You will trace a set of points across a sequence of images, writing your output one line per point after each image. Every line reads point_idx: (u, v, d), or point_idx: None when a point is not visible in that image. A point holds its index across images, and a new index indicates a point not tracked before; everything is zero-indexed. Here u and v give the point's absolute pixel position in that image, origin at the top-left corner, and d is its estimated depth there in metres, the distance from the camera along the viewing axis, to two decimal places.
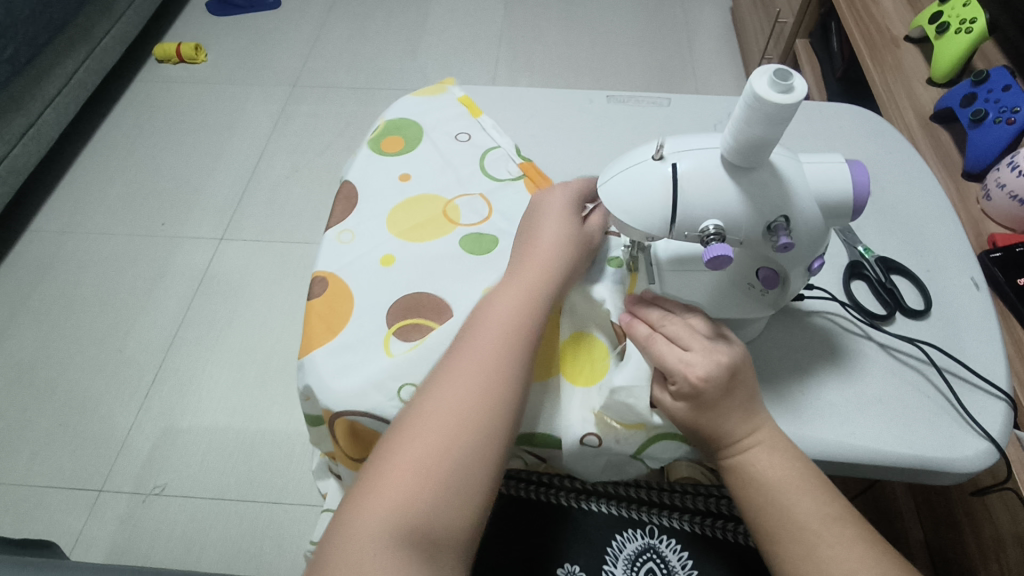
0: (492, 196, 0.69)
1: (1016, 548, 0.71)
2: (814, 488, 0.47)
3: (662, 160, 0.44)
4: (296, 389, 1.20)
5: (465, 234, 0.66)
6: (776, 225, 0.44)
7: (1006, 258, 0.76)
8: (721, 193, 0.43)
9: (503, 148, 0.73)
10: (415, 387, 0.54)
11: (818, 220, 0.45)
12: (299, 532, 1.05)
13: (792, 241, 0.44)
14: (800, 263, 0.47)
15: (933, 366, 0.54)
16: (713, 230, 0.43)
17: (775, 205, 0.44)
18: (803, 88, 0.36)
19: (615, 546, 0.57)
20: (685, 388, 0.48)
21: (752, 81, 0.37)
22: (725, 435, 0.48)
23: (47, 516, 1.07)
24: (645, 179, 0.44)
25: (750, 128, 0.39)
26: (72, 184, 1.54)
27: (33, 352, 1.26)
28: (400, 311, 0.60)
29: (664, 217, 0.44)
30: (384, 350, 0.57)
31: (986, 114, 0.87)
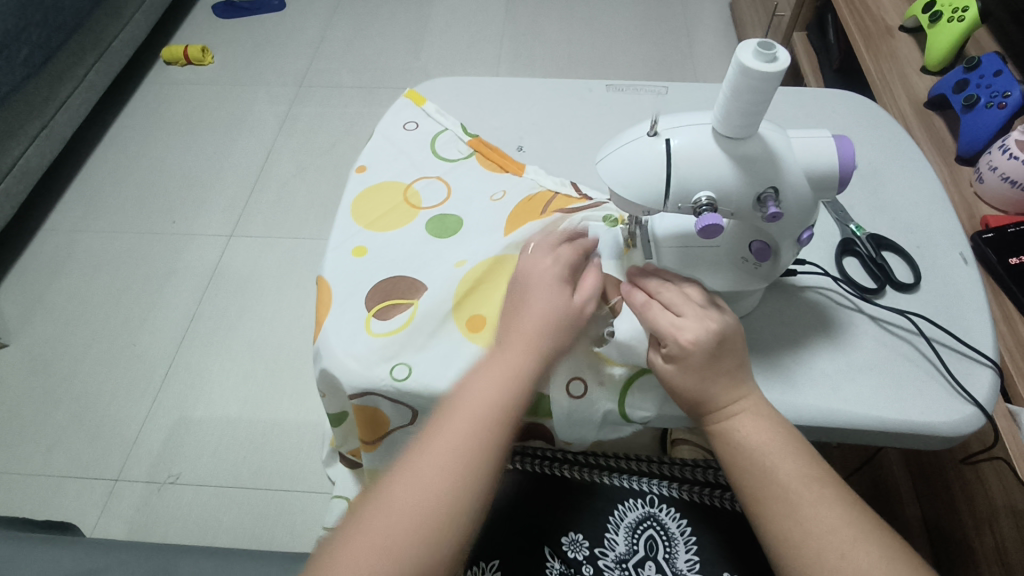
0: (448, 177, 0.70)
1: (1008, 519, 0.75)
2: (796, 454, 0.49)
3: (656, 136, 0.46)
4: (305, 379, 1.23)
5: (430, 217, 0.66)
6: (765, 195, 0.46)
7: (998, 239, 0.78)
8: (713, 165, 0.45)
9: (450, 131, 0.74)
10: (410, 366, 0.55)
11: (808, 191, 0.47)
12: (311, 518, 1.08)
13: (780, 212, 0.46)
14: (790, 235, 0.50)
15: (922, 337, 0.56)
16: (705, 201, 0.46)
17: (764, 177, 0.46)
18: (787, 58, 0.39)
19: (616, 514, 0.58)
20: (674, 351, 0.50)
21: (739, 53, 0.40)
22: (712, 399, 0.50)
23: (65, 504, 1.10)
24: (641, 155, 0.46)
25: (739, 99, 0.41)
26: (84, 184, 1.57)
27: (49, 347, 1.29)
28: (379, 293, 0.61)
29: (658, 189, 0.46)
30: (367, 332, 0.58)
31: (978, 100, 0.89)
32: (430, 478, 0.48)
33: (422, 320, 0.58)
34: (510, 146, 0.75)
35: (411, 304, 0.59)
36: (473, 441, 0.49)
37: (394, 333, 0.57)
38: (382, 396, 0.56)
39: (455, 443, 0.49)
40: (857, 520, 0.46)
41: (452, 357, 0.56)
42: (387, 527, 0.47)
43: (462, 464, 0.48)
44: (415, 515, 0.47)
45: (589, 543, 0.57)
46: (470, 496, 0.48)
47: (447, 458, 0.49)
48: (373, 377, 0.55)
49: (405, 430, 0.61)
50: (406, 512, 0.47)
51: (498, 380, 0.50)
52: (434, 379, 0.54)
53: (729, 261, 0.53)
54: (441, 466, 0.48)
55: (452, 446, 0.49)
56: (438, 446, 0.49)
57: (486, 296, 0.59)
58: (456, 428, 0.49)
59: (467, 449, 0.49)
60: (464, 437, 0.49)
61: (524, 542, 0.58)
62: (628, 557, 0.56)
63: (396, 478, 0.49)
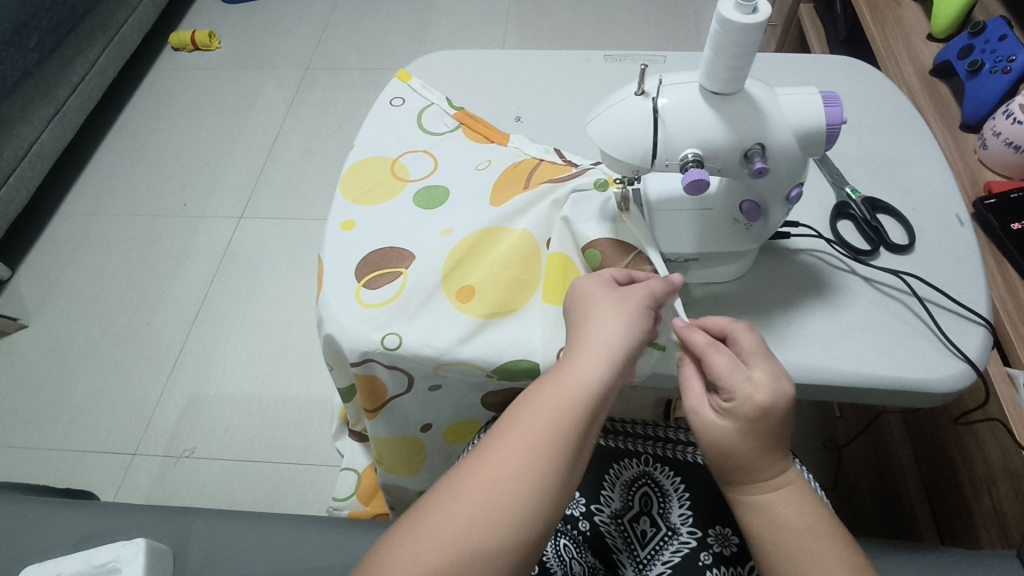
0: (435, 150, 0.70)
1: (1005, 481, 0.74)
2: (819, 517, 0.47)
3: (644, 95, 0.46)
4: (315, 356, 1.25)
5: (417, 189, 0.67)
6: (751, 151, 0.47)
7: (1001, 204, 0.77)
8: (700, 121, 0.46)
9: (436, 105, 0.75)
10: (400, 335, 0.57)
11: (795, 149, 0.48)
12: (322, 490, 1.10)
13: (766, 167, 0.47)
14: (778, 190, 0.51)
15: (914, 296, 0.57)
16: (692, 157, 0.46)
17: (749, 133, 0.46)
18: (767, 10, 0.40)
19: (612, 473, 0.60)
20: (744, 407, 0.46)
21: (721, 5, 0.41)
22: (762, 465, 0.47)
23: (85, 477, 1.14)
24: (629, 114, 0.46)
25: (723, 53, 0.42)
26: (97, 169, 1.60)
27: (67, 327, 1.32)
28: (368, 264, 0.62)
29: (646, 147, 0.47)
30: (357, 301, 0.59)
31: (982, 65, 0.88)
32: (506, 468, 0.44)
33: (411, 290, 0.59)
34: (508, 117, 0.75)
35: (400, 273, 0.60)
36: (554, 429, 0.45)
37: (384, 301, 0.59)
38: (379, 362, 0.58)
39: (539, 436, 0.45)
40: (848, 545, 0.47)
41: (442, 323, 0.57)
42: (463, 517, 0.42)
43: (546, 458, 0.44)
44: (492, 506, 0.43)
45: (585, 500, 0.59)
46: (554, 495, 0.44)
47: (528, 450, 0.44)
48: (365, 342, 0.57)
49: (404, 397, 0.64)
50: (484, 507, 0.42)
51: (592, 371, 0.47)
52: (426, 341, 0.56)
53: (721, 225, 0.54)
54: (521, 456, 0.44)
55: (536, 435, 0.45)
56: (520, 437, 0.45)
57: (477, 266, 0.60)
58: (540, 419, 0.45)
59: (551, 442, 0.44)
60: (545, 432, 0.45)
61: None
62: (624, 513, 0.58)
63: (472, 466, 0.45)
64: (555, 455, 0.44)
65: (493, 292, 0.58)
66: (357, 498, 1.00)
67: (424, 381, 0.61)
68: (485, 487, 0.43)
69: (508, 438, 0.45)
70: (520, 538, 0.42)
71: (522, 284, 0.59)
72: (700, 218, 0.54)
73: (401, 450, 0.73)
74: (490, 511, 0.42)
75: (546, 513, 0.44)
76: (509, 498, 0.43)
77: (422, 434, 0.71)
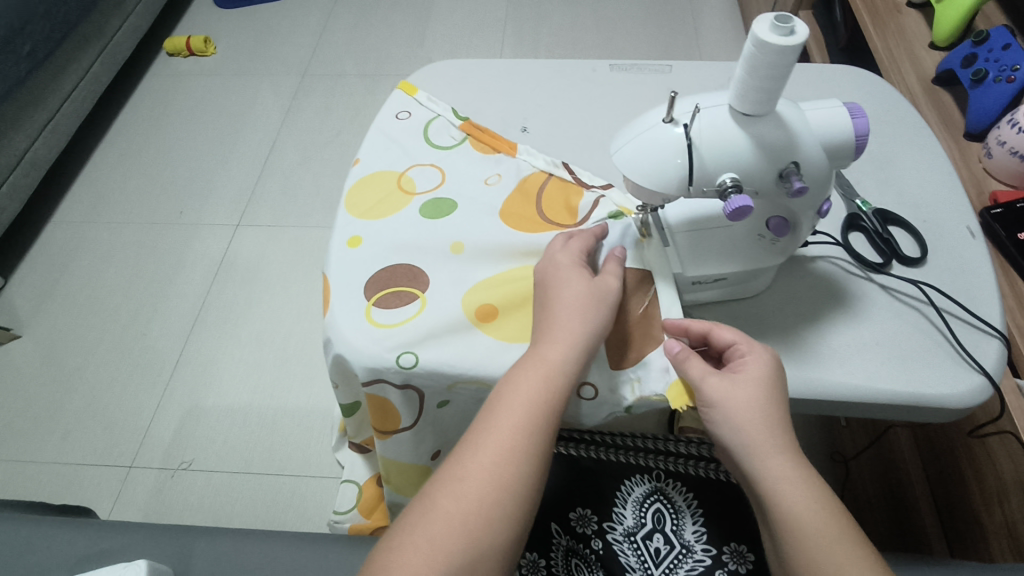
0: (442, 164, 0.70)
1: (1018, 495, 0.74)
2: (836, 508, 0.45)
3: (673, 122, 0.46)
4: (315, 366, 1.24)
5: (424, 203, 0.66)
6: (787, 171, 0.46)
7: (1007, 214, 0.77)
8: (733, 144, 0.45)
9: (442, 117, 0.74)
10: (416, 355, 0.55)
11: (825, 164, 0.48)
12: (322, 502, 1.09)
13: (805, 185, 0.46)
14: (809, 207, 0.50)
15: (932, 307, 0.56)
16: (730, 183, 0.45)
17: (782, 152, 0.46)
18: (805, 30, 0.39)
19: (623, 491, 0.59)
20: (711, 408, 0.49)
21: (756, 25, 0.40)
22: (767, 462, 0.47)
23: (80, 491, 1.12)
24: (660, 142, 0.46)
25: (757, 74, 0.41)
26: (92, 177, 1.58)
27: (61, 337, 1.30)
28: (376, 280, 0.61)
29: (682, 174, 0.46)
30: (368, 320, 0.58)
31: (986, 74, 0.88)
32: (466, 485, 0.46)
33: (424, 312, 0.58)
34: (514, 127, 0.74)
35: (412, 290, 0.60)
36: (506, 445, 0.47)
37: (394, 321, 0.58)
38: (391, 383, 0.57)
39: (491, 453, 0.47)
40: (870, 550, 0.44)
41: (458, 342, 0.56)
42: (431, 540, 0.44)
43: (505, 472, 0.46)
44: (459, 525, 0.45)
45: (597, 518, 0.58)
46: (498, 520, 0.45)
47: (485, 468, 0.46)
48: (378, 360, 0.56)
49: (417, 421, 0.63)
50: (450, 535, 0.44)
51: (527, 391, 0.49)
52: (440, 358, 0.55)
53: (748, 241, 0.53)
54: (478, 473, 0.46)
55: (490, 453, 0.47)
56: (477, 453, 0.47)
57: (498, 286, 0.59)
58: (486, 440, 0.47)
59: (505, 458, 0.47)
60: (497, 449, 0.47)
61: (534, 519, 0.58)
62: (636, 530, 0.57)
63: (436, 488, 0.47)
64: (493, 488, 0.46)
65: (516, 312, 0.58)
66: (359, 510, 0.97)
67: (435, 399, 0.60)
68: (449, 509, 0.45)
69: (466, 462, 0.47)
70: (490, 553, 0.44)
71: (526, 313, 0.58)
72: (722, 236, 0.53)
73: (410, 475, 0.73)
74: (456, 530, 0.44)
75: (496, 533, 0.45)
76: (473, 516, 0.45)
77: (431, 462, 0.71)
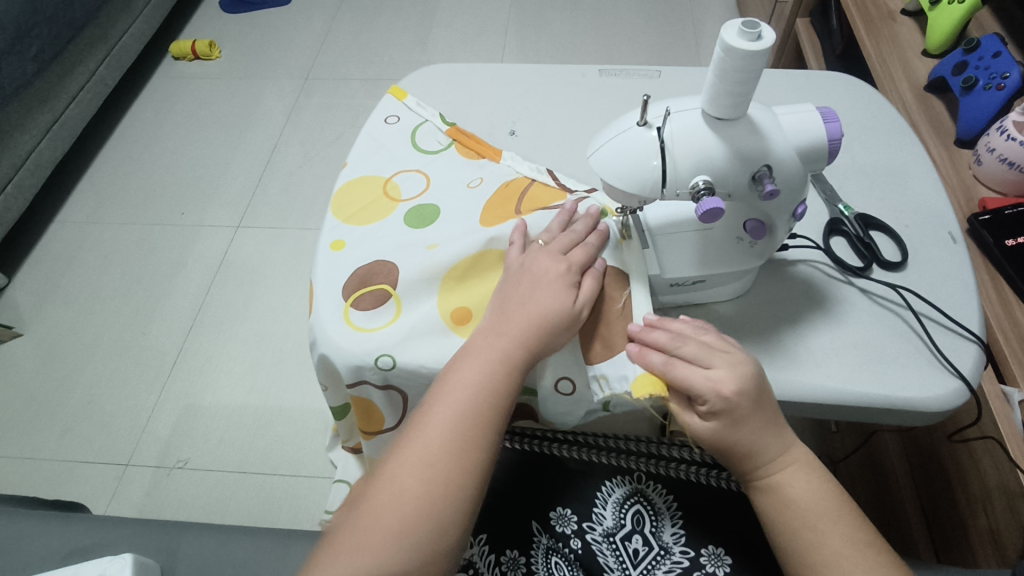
0: (427, 169, 0.70)
1: (1001, 500, 0.72)
2: (822, 493, 0.50)
3: (647, 125, 0.47)
4: (310, 367, 1.25)
5: (408, 209, 0.67)
6: (759, 174, 0.47)
7: (995, 220, 0.77)
8: (706, 147, 0.46)
9: (430, 122, 0.75)
10: (392, 357, 0.57)
11: (799, 168, 0.48)
12: (314, 502, 1.09)
13: (777, 188, 0.47)
14: (784, 209, 0.51)
15: (911, 310, 0.57)
16: (703, 186, 0.46)
17: (755, 157, 0.47)
18: (771, 35, 0.40)
19: (603, 492, 0.59)
20: (716, 406, 0.49)
21: (724, 32, 0.41)
22: (761, 454, 0.50)
23: (77, 488, 1.13)
24: (634, 145, 0.47)
25: (728, 79, 0.42)
26: (96, 178, 1.60)
27: (61, 336, 1.31)
28: (355, 282, 0.61)
29: (656, 177, 0.47)
30: (347, 323, 0.59)
31: (977, 81, 0.88)
32: (418, 469, 0.49)
33: (403, 314, 0.59)
34: (502, 131, 0.75)
35: (387, 290, 0.60)
36: (451, 434, 0.50)
37: (371, 324, 0.59)
38: (372, 384, 0.59)
39: (437, 440, 0.50)
40: (866, 531, 0.50)
41: (435, 345, 0.57)
42: (385, 519, 0.48)
43: (452, 457, 0.49)
44: (411, 508, 0.48)
45: (576, 518, 0.58)
46: (444, 504, 0.48)
47: (434, 452, 0.49)
48: (356, 362, 0.57)
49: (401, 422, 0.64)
50: (399, 515, 0.48)
51: (472, 382, 0.51)
52: (416, 362, 0.57)
53: (726, 244, 0.55)
54: (429, 457, 0.49)
55: (438, 441, 0.50)
56: (427, 437, 0.50)
57: (476, 290, 0.60)
58: (434, 427, 0.50)
59: (451, 446, 0.50)
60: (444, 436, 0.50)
61: (514, 517, 0.59)
62: (616, 531, 0.57)
63: (388, 468, 0.50)
64: (439, 474, 0.49)
65: None
66: None
67: (417, 398, 0.61)
68: (401, 490, 0.49)
69: (414, 449, 0.50)
70: (440, 533, 0.48)
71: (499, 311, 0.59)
72: (701, 238, 0.55)
73: None
74: (409, 515, 0.48)
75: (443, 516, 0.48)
76: (419, 497, 0.48)
77: None
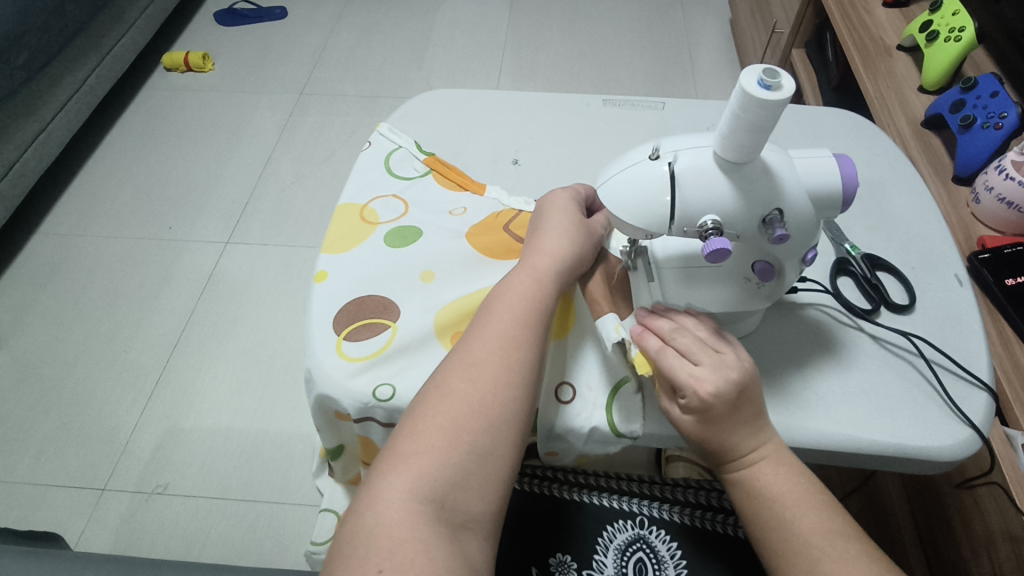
0: (405, 195, 0.70)
1: (1005, 544, 0.73)
2: (801, 492, 0.48)
3: (658, 160, 0.46)
4: (297, 390, 1.22)
5: (390, 235, 0.66)
6: (770, 218, 0.46)
7: (995, 259, 0.77)
8: (717, 188, 0.45)
9: (404, 148, 0.75)
10: (394, 388, 0.55)
11: (811, 213, 0.47)
12: (299, 532, 1.06)
13: (787, 234, 0.46)
14: (794, 255, 0.50)
15: (921, 358, 0.56)
16: (711, 225, 0.45)
17: (767, 199, 0.46)
18: (792, 85, 0.39)
19: (605, 536, 0.58)
20: (694, 403, 0.48)
21: (744, 78, 0.40)
22: (731, 450, 0.49)
23: (50, 513, 1.09)
24: (644, 179, 0.46)
25: (743, 123, 0.41)
26: (81, 190, 1.57)
27: (40, 352, 1.28)
28: (346, 315, 0.60)
29: (664, 213, 0.46)
30: (343, 357, 0.57)
31: (974, 120, 0.89)
32: (436, 434, 0.46)
33: (403, 346, 0.57)
34: (506, 159, 0.75)
35: (388, 326, 0.59)
36: (474, 399, 0.47)
37: (370, 355, 0.57)
38: (375, 421, 0.56)
39: (458, 408, 0.47)
40: (835, 521, 0.47)
41: None
42: (400, 482, 0.44)
43: (473, 419, 0.47)
44: (441, 456, 0.45)
45: (576, 565, 0.57)
46: (468, 468, 0.45)
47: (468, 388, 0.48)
48: (356, 397, 0.55)
49: None
50: (418, 480, 0.44)
51: (486, 348, 0.50)
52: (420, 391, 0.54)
53: (734, 284, 0.53)
54: (448, 420, 0.46)
55: (461, 407, 0.47)
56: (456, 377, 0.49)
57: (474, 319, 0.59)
58: (456, 396, 0.47)
59: (473, 412, 0.47)
60: (465, 404, 0.47)
61: (513, 565, 0.56)
62: None
63: (401, 440, 0.46)
64: (462, 433, 0.46)
65: None
66: None
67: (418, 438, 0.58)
68: (422, 451, 0.45)
69: (434, 418, 0.47)
70: (464, 493, 0.44)
71: None
72: (701, 274, 0.53)
73: None
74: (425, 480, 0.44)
75: (471, 478, 0.45)
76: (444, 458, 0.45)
77: None
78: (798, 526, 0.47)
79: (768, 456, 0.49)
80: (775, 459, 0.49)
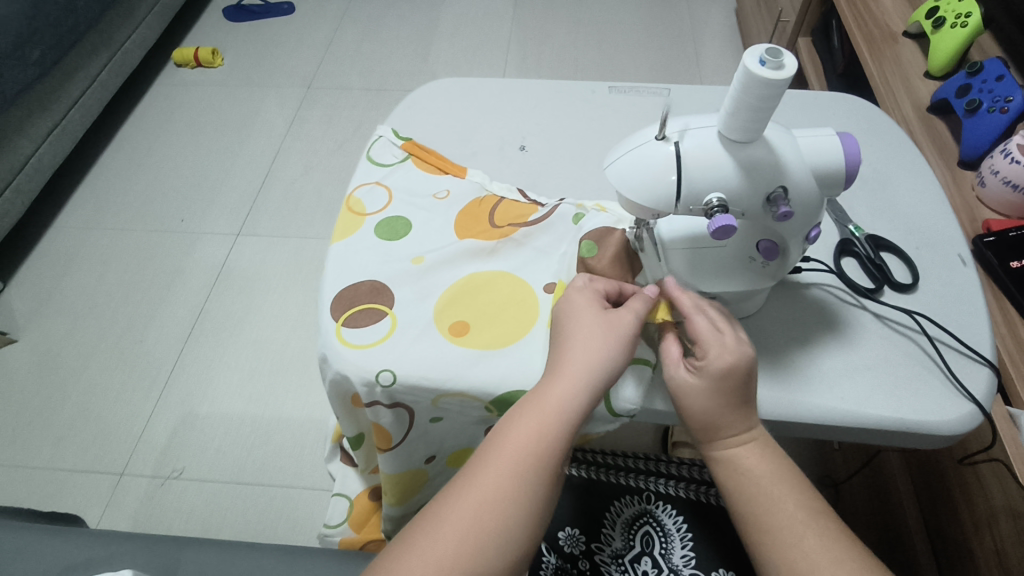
0: (387, 182, 0.71)
1: (1007, 520, 0.74)
2: (784, 473, 0.50)
3: (664, 139, 0.47)
4: (308, 378, 1.23)
5: (377, 222, 0.67)
6: (775, 196, 0.47)
7: (999, 242, 0.77)
8: (721, 166, 0.46)
9: (383, 137, 0.75)
10: (394, 372, 0.56)
11: (815, 190, 0.48)
12: (313, 515, 1.08)
13: (791, 211, 0.47)
14: (798, 232, 0.51)
15: (924, 335, 0.57)
16: (716, 203, 0.46)
17: (771, 177, 0.47)
18: (794, 64, 0.40)
19: (613, 511, 0.59)
20: (710, 370, 0.49)
21: (746, 58, 0.41)
22: (723, 427, 0.50)
23: (70, 498, 1.11)
24: (650, 158, 0.47)
25: (746, 103, 0.42)
26: (95, 184, 1.59)
27: (57, 342, 1.30)
28: (341, 304, 0.61)
29: (670, 192, 0.47)
30: (342, 344, 0.58)
31: (979, 104, 0.89)
32: (467, 516, 0.46)
33: (400, 331, 0.59)
34: (513, 145, 0.76)
35: (385, 313, 0.60)
36: (506, 484, 0.47)
37: (368, 342, 0.58)
38: (381, 403, 0.58)
39: (491, 491, 0.47)
40: (817, 499, 0.49)
41: (433, 357, 0.57)
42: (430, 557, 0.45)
43: (504, 503, 0.47)
44: (468, 539, 0.46)
45: (585, 539, 0.58)
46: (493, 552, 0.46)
47: (519, 461, 0.48)
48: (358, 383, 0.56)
49: (408, 438, 0.64)
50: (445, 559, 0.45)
51: (528, 433, 0.48)
52: (418, 373, 0.56)
53: (737, 263, 0.53)
54: (482, 503, 0.47)
55: (495, 489, 0.47)
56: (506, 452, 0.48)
57: (470, 301, 0.61)
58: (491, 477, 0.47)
59: (504, 496, 0.47)
60: (498, 489, 0.47)
61: None
62: (625, 553, 0.57)
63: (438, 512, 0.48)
64: (493, 516, 0.46)
65: (488, 324, 0.58)
66: (349, 524, 0.95)
67: (425, 416, 0.61)
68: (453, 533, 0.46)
69: (468, 497, 0.47)
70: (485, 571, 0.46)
71: (495, 312, 0.60)
72: (711, 255, 0.52)
73: (411, 481, 0.73)
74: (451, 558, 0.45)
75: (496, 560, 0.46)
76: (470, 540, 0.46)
77: (426, 464, 0.72)
78: (778, 507, 0.48)
79: (759, 439, 0.50)
80: (764, 444, 0.50)
